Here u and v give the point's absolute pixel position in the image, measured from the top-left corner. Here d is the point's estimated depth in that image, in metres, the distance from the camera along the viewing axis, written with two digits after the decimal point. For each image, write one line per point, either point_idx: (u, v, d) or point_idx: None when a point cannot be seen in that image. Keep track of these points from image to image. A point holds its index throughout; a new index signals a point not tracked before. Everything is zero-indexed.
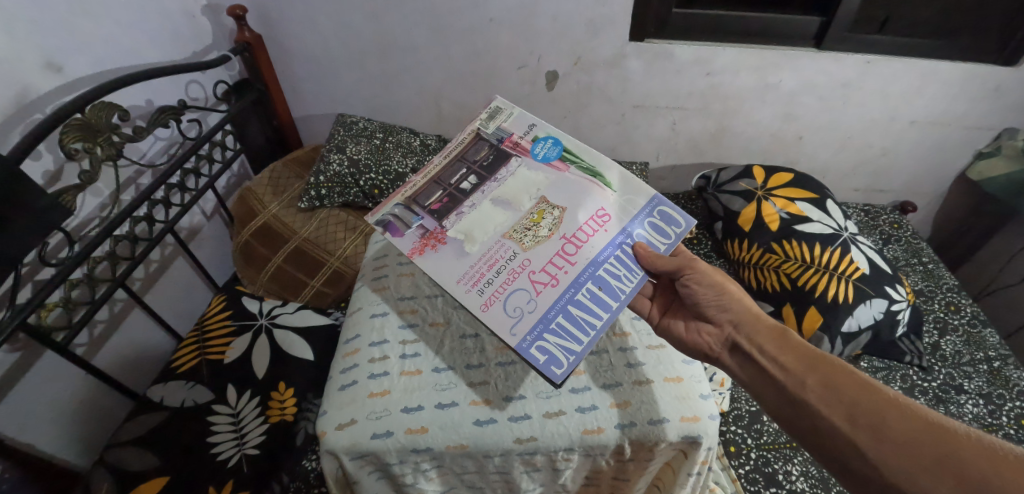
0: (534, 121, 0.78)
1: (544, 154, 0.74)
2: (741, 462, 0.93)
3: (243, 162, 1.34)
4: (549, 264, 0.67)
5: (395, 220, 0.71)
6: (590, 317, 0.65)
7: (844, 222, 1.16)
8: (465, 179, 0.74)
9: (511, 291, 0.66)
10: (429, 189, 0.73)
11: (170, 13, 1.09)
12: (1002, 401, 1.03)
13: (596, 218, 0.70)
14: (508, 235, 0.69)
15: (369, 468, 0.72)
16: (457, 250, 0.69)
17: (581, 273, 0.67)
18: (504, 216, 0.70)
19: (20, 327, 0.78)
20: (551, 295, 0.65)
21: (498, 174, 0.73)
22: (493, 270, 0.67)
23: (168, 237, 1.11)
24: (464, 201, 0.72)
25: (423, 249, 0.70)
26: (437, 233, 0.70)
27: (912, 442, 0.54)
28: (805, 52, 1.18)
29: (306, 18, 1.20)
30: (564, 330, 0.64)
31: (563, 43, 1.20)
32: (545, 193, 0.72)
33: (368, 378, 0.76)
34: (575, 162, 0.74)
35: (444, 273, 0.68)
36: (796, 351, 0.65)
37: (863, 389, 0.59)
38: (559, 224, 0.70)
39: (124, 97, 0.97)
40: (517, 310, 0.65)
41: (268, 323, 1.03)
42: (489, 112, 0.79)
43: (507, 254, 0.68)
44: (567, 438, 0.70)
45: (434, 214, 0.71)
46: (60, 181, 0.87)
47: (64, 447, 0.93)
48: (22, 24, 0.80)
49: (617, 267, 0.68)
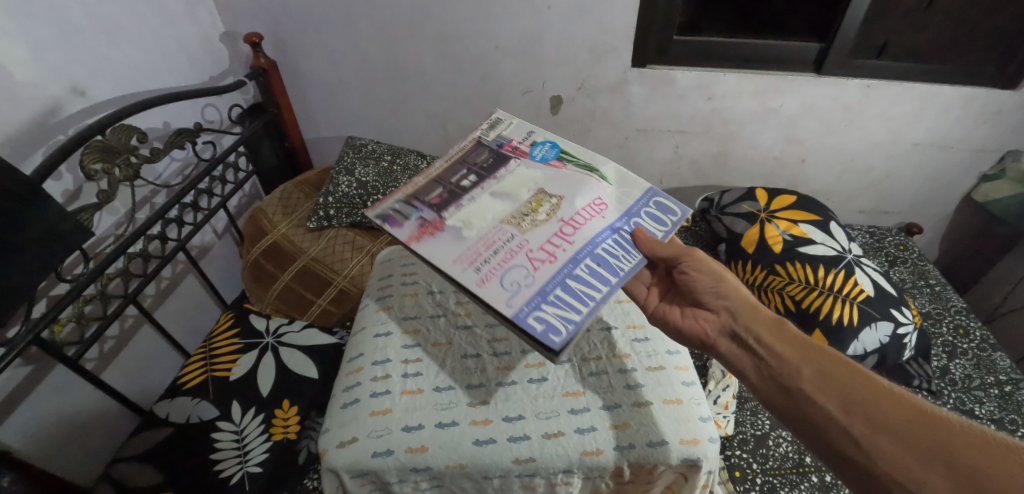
0: (532, 129, 0.83)
1: (542, 156, 0.78)
2: (747, 487, 0.91)
3: (255, 183, 1.38)
4: (547, 244, 0.67)
5: (395, 213, 0.71)
6: (588, 290, 0.63)
7: (847, 244, 1.16)
8: (466, 178, 0.76)
9: (508, 268, 0.65)
10: (430, 186, 0.75)
11: (190, 40, 1.14)
12: (1015, 427, 1.00)
13: (593, 205, 0.72)
14: (506, 221, 0.70)
15: (369, 487, 0.72)
16: (455, 236, 0.68)
17: (579, 251, 0.67)
18: (503, 205, 0.71)
19: (33, 343, 0.79)
20: (549, 270, 0.64)
21: (497, 173, 0.76)
22: (491, 250, 0.66)
23: (179, 255, 1.13)
24: (464, 195, 0.73)
25: (420, 237, 0.68)
26: (436, 222, 0.69)
27: (905, 433, 0.53)
28: (804, 77, 1.20)
29: (318, 44, 1.24)
30: (563, 302, 0.62)
31: (568, 70, 1.24)
32: (542, 185, 0.74)
33: (370, 397, 0.76)
34: (572, 161, 0.78)
35: (442, 255, 0.66)
36: (793, 341, 0.64)
37: (857, 378, 0.59)
38: (557, 210, 0.71)
39: (143, 120, 1.01)
40: (515, 285, 0.63)
41: (275, 342, 1.05)
42: (490, 122, 0.84)
43: (506, 237, 0.68)
44: (565, 459, 0.70)
45: (433, 206, 0.72)
46: (79, 199, 0.90)
47: (70, 461, 0.93)
48: (49, 50, 0.84)
49: (614, 248, 0.68)
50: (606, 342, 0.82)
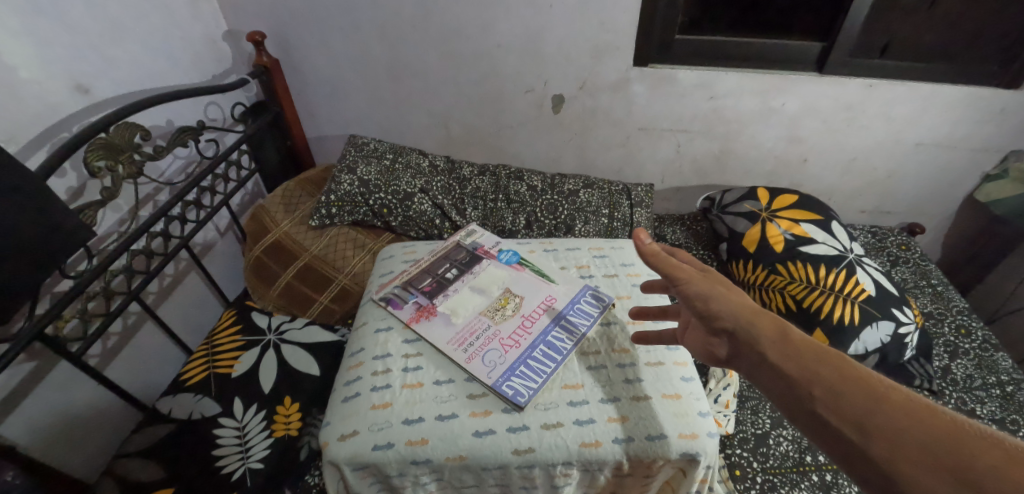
0: (500, 240, 1.02)
1: (506, 259, 0.96)
2: (747, 486, 0.91)
3: (257, 181, 1.38)
4: (512, 333, 0.82)
5: (395, 297, 0.88)
6: (544, 366, 0.77)
7: (849, 243, 1.16)
8: (449, 270, 0.93)
9: (486, 350, 0.79)
10: (421, 275, 0.92)
11: (193, 38, 1.14)
12: (1016, 427, 1.00)
13: (545, 303, 0.87)
14: (483, 313, 0.85)
15: (369, 479, 0.72)
16: (444, 321, 0.84)
17: (535, 338, 0.81)
18: (479, 299, 0.87)
19: (37, 339, 0.80)
20: (515, 353, 0.79)
21: (473, 269, 0.93)
22: (473, 336, 0.81)
23: (182, 252, 1.14)
24: (449, 285, 0.90)
25: (418, 319, 0.84)
26: (429, 308, 0.86)
27: (930, 455, 0.43)
28: (806, 76, 1.20)
29: (322, 43, 1.25)
30: (527, 375, 0.76)
31: (570, 69, 1.24)
32: (509, 285, 0.90)
33: (370, 391, 0.76)
34: (530, 266, 0.95)
35: (435, 336, 0.81)
36: (795, 348, 0.54)
37: (873, 394, 0.48)
38: (519, 307, 0.86)
39: (146, 118, 1.02)
40: (492, 362, 0.77)
41: (276, 339, 1.05)
42: (466, 232, 1.03)
43: (483, 325, 0.83)
44: (564, 452, 0.70)
45: (426, 293, 0.88)
46: (82, 197, 0.91)
47: (74, 457, 0.94)
48: (53, 48, 0.85)
49: (562, 336, 0.81)
50: (606, 337, 0.82)
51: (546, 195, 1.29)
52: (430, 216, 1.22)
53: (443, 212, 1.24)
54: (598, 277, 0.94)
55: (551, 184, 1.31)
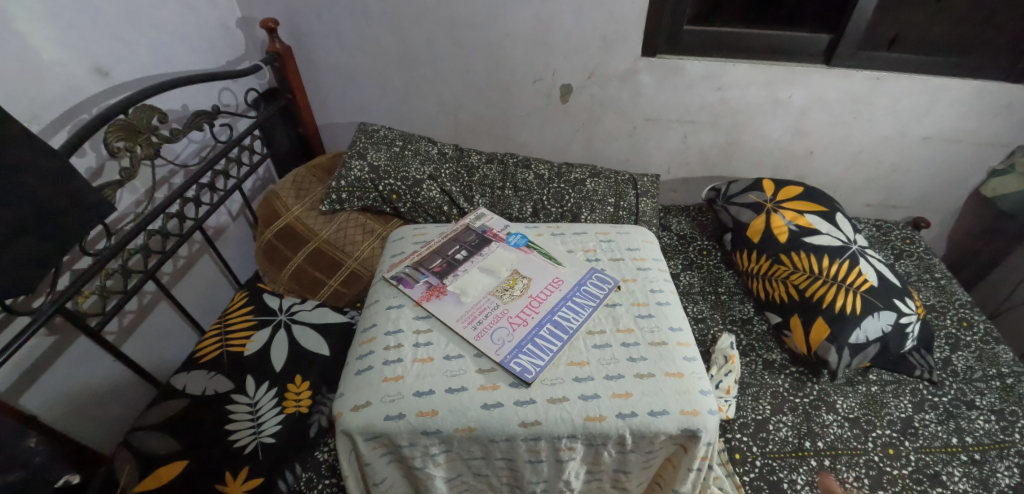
0: (509, 222, 1.03)
1: (514, 242, 0.98)
2: (746, 469, 0.93)
3: (269, 167, 1.41)
4: (521, 312, 0.84)
5: (406, 276, 0.90)
6: (550, 344, 0.79)
7: (853, 235, 1.17)
8: (458, 252, 0.95)
9: (495, 328, 0.81)
10: (431, 257, 0.94)
11: (208, 24, 1.16)
12: (1015, 418, 1.01)
13: (552, 284, 0.89)
14: (492, 293, 0.87)
15: (380, 450, 0.74)
16: (454, 300, 0.86)
17: (542, 318, 0.83)
18: (488, 279, 0.89)
19: (58, 313, 0.82)
20: (523, 331, 0.81)
21: (482, 251, 0.95)
22: (482, 314, 0.83)
23: (196, 235, 1.16)
24: (459, 266, 0.92)
25: (429, 297, 0.87)
26: (439, 287, 0.88)
27: None
28: (814, 68, 1.21)
29: (333, 31, 1.26)
30: (534, 352, 0.78)
31: (578, 59, 1.25)
32: (517, 266, 0.92)
33: (382, 364, 0.77)
34: (538, 249, 0.97)
35: (445, 314, 0.83)
36: None
37: None
38: (527, 287, 0.88)
39: (162, 101, 1.04)
40: (500, 340, 0.79)
41: (287, 319, 1.09)
42: (476, 215, 1.05)
43: (492, 305, 0.85)
44: (569, 425, 0.72)
45: (436, 273, 0.90)
46: (102, 177, 0.93)
47: (91, 430, 0.97)
48: (74, 30, 0.87)
49: (568, 315, 0.83)
50: (611, 317, 0.84)
51: (553, 184, 1.30)
52: (439, 202, 1.24)
53: (452, 199, 1.26)
54: (603, 261, 0.96)
55: (559, 173, 1.33)
